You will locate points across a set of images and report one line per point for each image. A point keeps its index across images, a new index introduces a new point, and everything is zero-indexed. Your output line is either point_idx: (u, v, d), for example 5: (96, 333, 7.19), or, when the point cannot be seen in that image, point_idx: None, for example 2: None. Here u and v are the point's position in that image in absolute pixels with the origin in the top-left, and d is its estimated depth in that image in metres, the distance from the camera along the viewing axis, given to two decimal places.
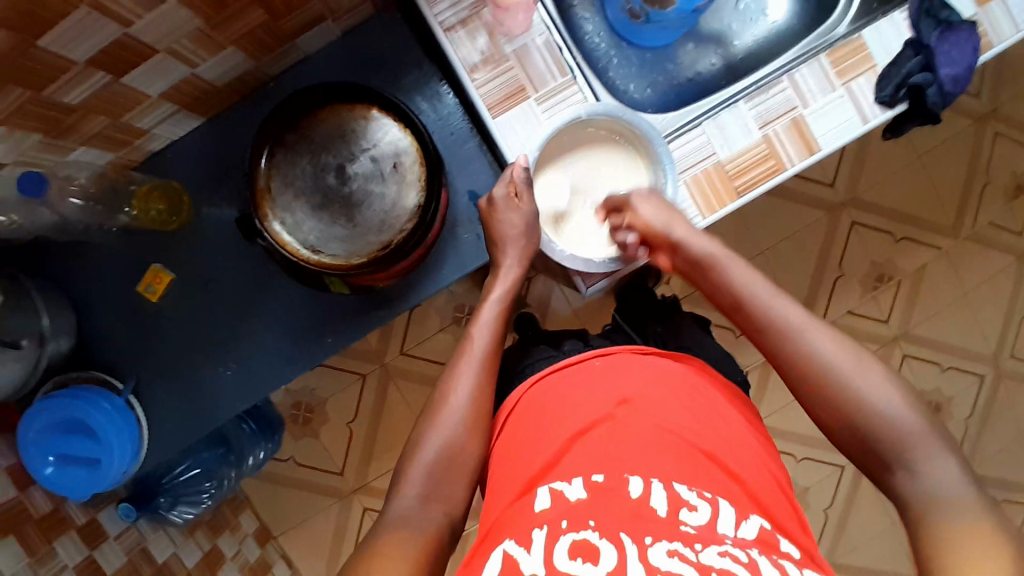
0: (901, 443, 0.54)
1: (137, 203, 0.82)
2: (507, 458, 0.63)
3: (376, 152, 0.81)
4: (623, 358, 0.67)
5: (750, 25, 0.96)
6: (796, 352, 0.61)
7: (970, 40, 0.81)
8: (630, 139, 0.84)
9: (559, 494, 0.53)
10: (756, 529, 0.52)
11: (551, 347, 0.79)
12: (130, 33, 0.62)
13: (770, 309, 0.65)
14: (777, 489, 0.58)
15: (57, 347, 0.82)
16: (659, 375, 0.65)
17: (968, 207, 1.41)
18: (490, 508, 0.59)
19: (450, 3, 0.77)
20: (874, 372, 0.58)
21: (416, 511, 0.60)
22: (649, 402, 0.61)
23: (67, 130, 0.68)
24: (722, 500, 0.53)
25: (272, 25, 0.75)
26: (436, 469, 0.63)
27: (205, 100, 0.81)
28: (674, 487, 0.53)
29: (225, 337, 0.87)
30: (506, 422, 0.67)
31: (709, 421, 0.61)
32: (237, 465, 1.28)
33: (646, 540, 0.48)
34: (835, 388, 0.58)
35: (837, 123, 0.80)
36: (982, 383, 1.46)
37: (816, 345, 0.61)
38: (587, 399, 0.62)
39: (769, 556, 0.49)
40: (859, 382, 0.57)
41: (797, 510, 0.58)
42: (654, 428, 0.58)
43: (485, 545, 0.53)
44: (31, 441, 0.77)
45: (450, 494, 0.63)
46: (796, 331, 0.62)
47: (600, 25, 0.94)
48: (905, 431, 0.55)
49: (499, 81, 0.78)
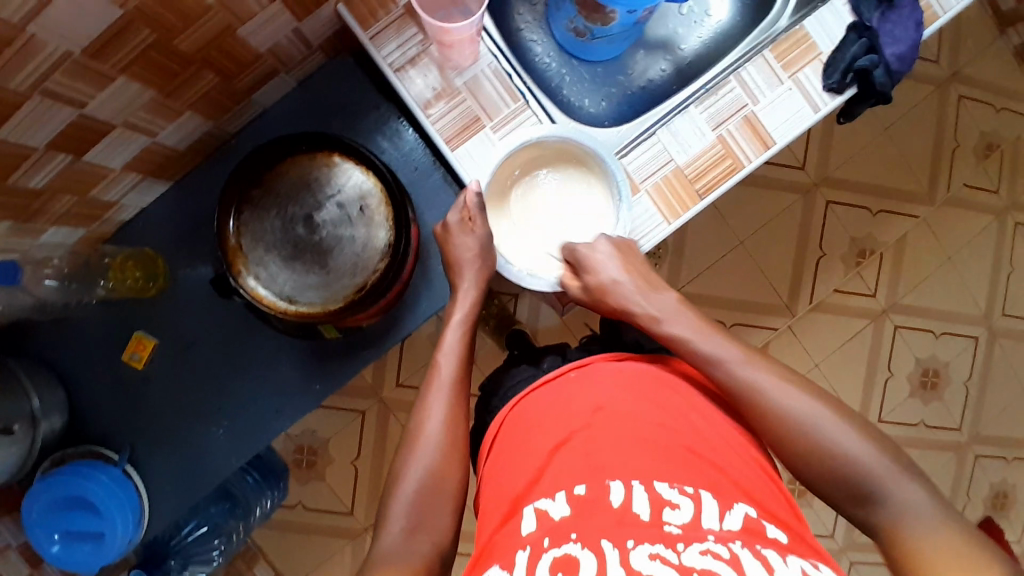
0: (865, 477, 0.60)
1: (113, 275, 0.82)
2: (493, 479, 0.63)
3: (341, 198, 0.83)
4: (598, 365, 0.67)
5: (694, 29, 0.98)
6: (757, 409, 0.64)
7: (913, 14, 0.83)
8: (547, 156, 0.84)
9: (543, 515, 0.53)
10: (741, 518, 0.52)
11: (530, 365, 0.79)
12: (84, 113, 0.63)
13: (727, 371, 0.67)
14: (766, 480, 0.59)
15: (50, 426, 0.83)
16: (632, 380, 0.65)
17: (940, 172, 1.43)
18: (482, 527, 0.60)
19: (397, 44, 0.78)
20: (834, 417, 0.63)
21: (401, 546, 0.61)
22: (628, 406, 0.61)
23: (35, 212, 0.69)
24: (704, 492, 0.54)
25: (226, 86, 0.76)
26: (427, 503, 0.64)
27: (169, 165, 0.82)
28: (654, 488, 0.53)
29: (215, 395, 0.87)
30: (493, 443, 0.67)
31: (689, 418, 0.62)
32: (245, 517, 1.25)
33: (628, 544, 0.49)
34: (799, 437, 0.63)
35: (789, 114, 0.82)
36: (977, 344, 1.47)
37: (777, 399, 0.64)
38: (566, 413, 0.62)
39: (752, 545, 0.49)
40: (832, 439, 0.62)
41: (792, 500, 0.58)
42: (632, 433, 0.58)
43: (477, 567, 0.54)
44: (34, 521, 0.77)
45: (435, 526, 0.63)
46: (758, 388, 0.65)
47: (548, 44, 0.96)
48: (869, 467, 0.60)
49: (455, 113, 0.80)
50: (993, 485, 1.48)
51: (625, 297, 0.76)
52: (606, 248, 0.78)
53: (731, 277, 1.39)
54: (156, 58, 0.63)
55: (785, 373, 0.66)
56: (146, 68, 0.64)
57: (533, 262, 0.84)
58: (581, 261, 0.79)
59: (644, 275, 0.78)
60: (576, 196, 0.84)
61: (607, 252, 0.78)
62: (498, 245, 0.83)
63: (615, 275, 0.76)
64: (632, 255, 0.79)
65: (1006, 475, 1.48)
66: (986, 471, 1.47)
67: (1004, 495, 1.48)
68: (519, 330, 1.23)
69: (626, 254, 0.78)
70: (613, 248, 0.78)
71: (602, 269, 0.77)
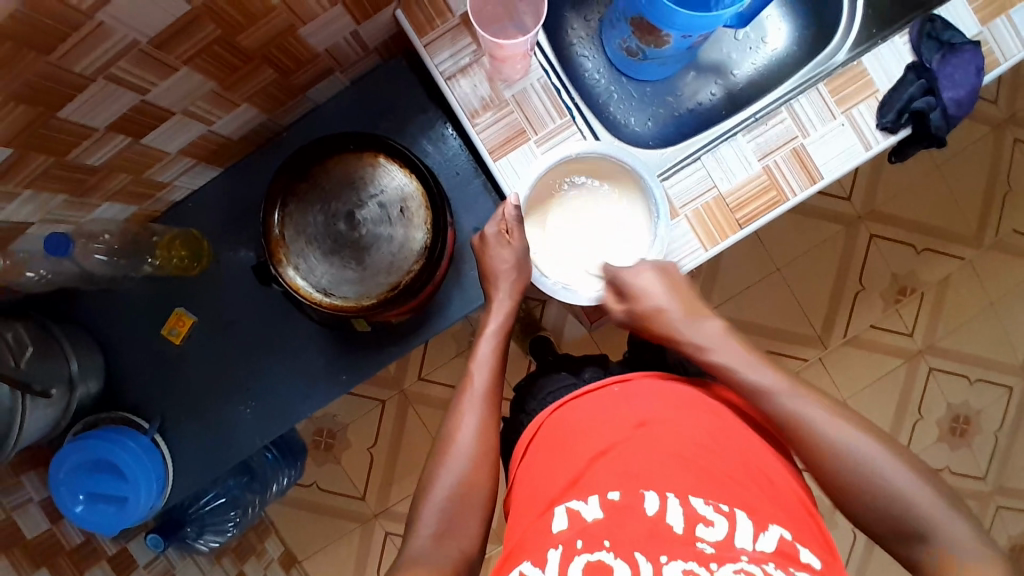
0: (913, 514, 0.57)
1: (160, 253, 0.86)
2: (524, 481, 0.63)
3: (382, 198, 0.84)
4: (640, 382, 0.66)
5: (749, 54, 0.97)
6: (804, 441, 0.62)
7: (974, 59, 0.80)
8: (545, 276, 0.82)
9: (576, 514, 0.54)
10: (775, 541, 0.52)
11: (570, 374, 0.80)
12: (146, 99, 0.66)
13: (776, 405, 0.64)
14: (804, 514, 0.57)
15: (87, 389, 0.87)
16: (671, 398, 0.64)
17: (989, 215, 1.39)
18: (514, 525, 0.60)
19: (450, 53, 0.80)
20: (887, 452, 0.60)
21: (430, 550, 0.62)
22: (666, 425, 0.61)
23: (90, 188, 0.72)
24: (740, 512, 0.53)
25: (283, 82, 0.79)
26: (458, 511, 0.65)
27: (222, 151, 0.85)
28: (690, 502, 0.53)
29: (245, 376, 0.90)
30: (529, 445, 0.66)
31: (721, 436, 0.61)
32: (262, 492, 1.30)
33: (661, 559, 0.50)
34: (850, 470, 0.60)
35: (839, 150, 0.81)
36: (1010, 395, 1.42)
37: (825, 431, 0.62)
38: (603, 424, 0.62)
39: (785, 569, 0.50)
40: (886, 475, 0.59)
41: (830, 542, 0.56)
42: (667, 451, 0.58)
43: (506, 565, 0.55)
44: (62, 480, 0.81)
45: (463, 533, 0.64)
46: (806, 421, 0.63)
47: (599, 60, 0.97)
48: (920, 505, 0.57)
49: (500, 124, 0.81)
50: (1012, 540, 1.43)
51: (669, 324, 0.72)
52: (649, 274, 0.76)
53: (762, 303, 1.37)
54: (219, 52, 0.66)
55: (834, 407, 0.64)
56: (209, 61, 0.66)
57: (568, 276, 0.83)
58: (624, 286, 0.76)
59: (688, 301, 0.74)
60: (608, 212, 0.84)
61: (648, 272, 0.76)
62: (533, 258, 0.83)
63: (661, 301, 0.74)
64: (671, 279, 0.76)
65: None
66: (1007, 526, 1.43)
67: None
68: (544, 337, 1.23)
69: (669, 279, 0.76)
70: (656, 270, 0.76)
71: (646, 295, 0.74)
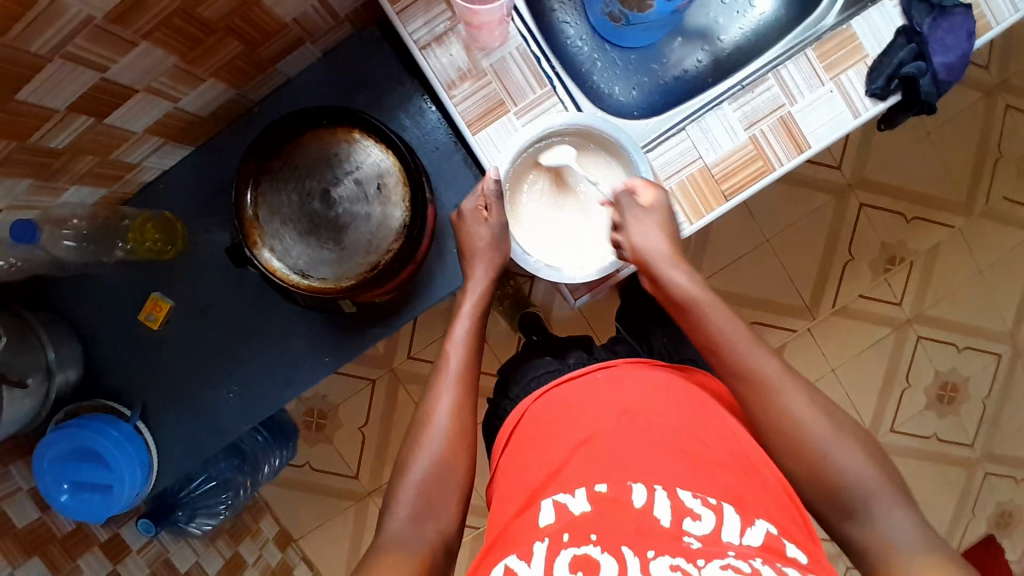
0: (864, 497, 0.58)
1: (132, 237, 0.84)
2: (509, 475, 0.61)
3: (358, 174, 0.82)
4: (626, 369, 0.65)
5: (736, 19, 0.95)
6: (767, 400, 0.62)
7: (964, 23, 0.78)
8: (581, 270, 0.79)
9: (562, 507, 0.53)
10: (762, 536, 0.51)
11: (553, 359, 0.79)
12: (107, 77, 0.63)
13: (742, 357, 0.65)
14: (787, 501, 0.57)
15: (66, 378, 0.85)
16: (666, 388, 0.63)
17: (979, 184, 1.37)
18: (496, 516, 0.59)
19: (424, 21, 0.77)
20: (835, 431, 0.61)
21: (410, 532, 0.61)
22: (651, 411, 0.60)
23: (56, 171, 0.70)
24: (727, 506, 0.53)
25: (250, 55, 0.76)
26: (441, 495, 0.64)
27: (190, 129, 0.82)
28: (677, 495, 0.53)
29: (227, 359, 0.88)
30: (511, 436, 0.65)
31: (709, 425, 0.60)
32: (253, 473, 1.28)
33: (648, 554, 0.48)
34: (798, 442, 0.61)
35: (827, 118, 0.79)
36: (999, 362, 1.42)
37: (788, 402, 0.62)
38: (587, 412, 0.61)
39: (772, 564, 0.48)
40: (833, 452, 0.60)
41: (807, 522, 0.56)
42: (655, 439, 0.57)
43: (489, 558, 0.54)
44: (45, 469, 0.79)
45: (447, 517, 0.63)
46: (771, 386, 0.63)
47: (581, 27, 0.94)
48: (870, 488, 0.58)
49: (478, 96, 0.78)
50: (999, 504, 1.44)
51: (659, 267, 0.73)
52: (652, 222, 0.75)
53: (753, 276, 1.36)
54: (180, 25, 0.63)
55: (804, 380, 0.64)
56: (170, 35, 0.63)
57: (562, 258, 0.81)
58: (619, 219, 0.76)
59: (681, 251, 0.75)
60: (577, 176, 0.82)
61: (654, 221, 0.75)
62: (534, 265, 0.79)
63: (654, 242, 0.74)
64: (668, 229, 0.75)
65: (1015, 497, 1.44)
66: (994, 489, 1.44)
67: (1009, 516, 1.44)
68: (532, 313, 1.22)
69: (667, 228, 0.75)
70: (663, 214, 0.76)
71: (641, 237, 0.74)
